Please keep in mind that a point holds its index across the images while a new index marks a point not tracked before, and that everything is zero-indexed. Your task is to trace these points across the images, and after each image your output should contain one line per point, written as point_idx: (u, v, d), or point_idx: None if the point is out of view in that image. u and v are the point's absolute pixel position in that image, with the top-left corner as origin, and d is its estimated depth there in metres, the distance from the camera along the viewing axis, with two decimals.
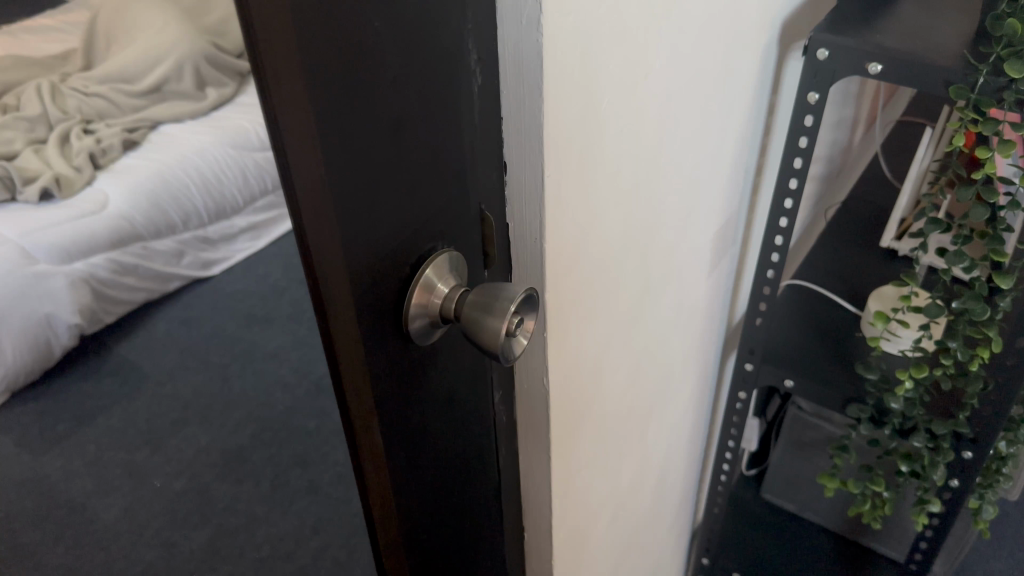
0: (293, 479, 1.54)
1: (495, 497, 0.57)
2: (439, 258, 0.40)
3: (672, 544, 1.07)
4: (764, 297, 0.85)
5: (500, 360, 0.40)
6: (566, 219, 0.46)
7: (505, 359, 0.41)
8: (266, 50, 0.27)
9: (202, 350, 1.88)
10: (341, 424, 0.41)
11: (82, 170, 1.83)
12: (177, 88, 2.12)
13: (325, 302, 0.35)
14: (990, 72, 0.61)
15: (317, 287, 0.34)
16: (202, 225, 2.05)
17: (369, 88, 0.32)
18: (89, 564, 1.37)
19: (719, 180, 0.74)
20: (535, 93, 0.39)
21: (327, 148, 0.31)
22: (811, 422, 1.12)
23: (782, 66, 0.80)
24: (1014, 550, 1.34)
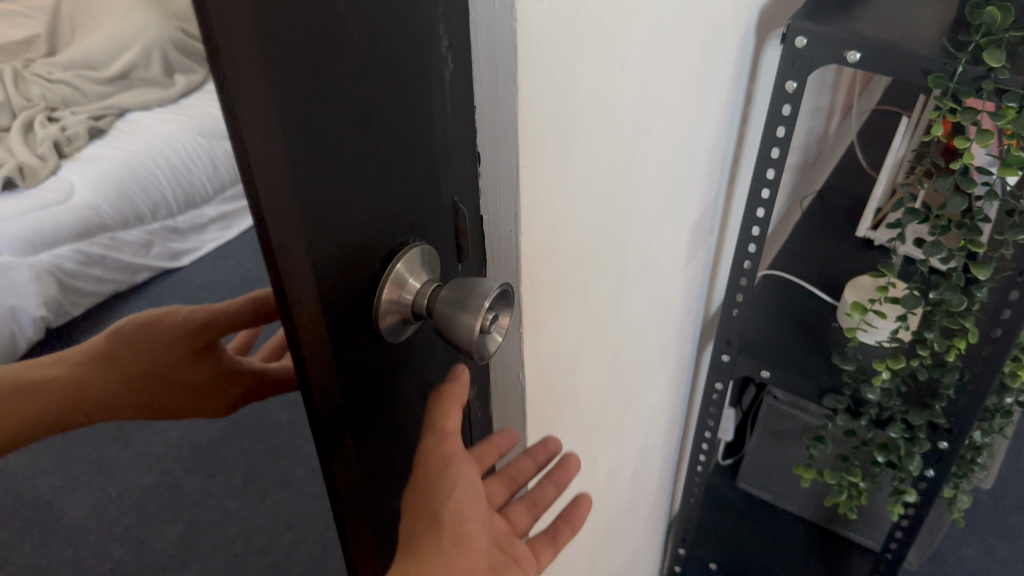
0: (266, 473, 1.52)
1: None
2: (409, 253, 0.39)
3: (649, 534, 1.07)
4: (741, 288, 0.85)
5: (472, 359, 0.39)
6: (542, 212, 0.45)
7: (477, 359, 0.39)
8: (225, 43, 0.26)
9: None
10: (310, 429, 0.39)
11: (47, 158, 1.79)
12: (145, 74, 2.10)
13: (292, 305, 0.33)
14: (969, 61, 0.61)
15: (281, 290, 0.33)
16: (170, 215, 2.00)
17: (333, 77, 0.30)
18: (56, 563, 1.35)
19: (696, 169, 0.73)
20: (510, 79, 0.38)
21: (289, 141, 0.29)
22: (786, 412, 1.12)
23: (759, 55, 0.79)
24: (985, 537, 1.36)
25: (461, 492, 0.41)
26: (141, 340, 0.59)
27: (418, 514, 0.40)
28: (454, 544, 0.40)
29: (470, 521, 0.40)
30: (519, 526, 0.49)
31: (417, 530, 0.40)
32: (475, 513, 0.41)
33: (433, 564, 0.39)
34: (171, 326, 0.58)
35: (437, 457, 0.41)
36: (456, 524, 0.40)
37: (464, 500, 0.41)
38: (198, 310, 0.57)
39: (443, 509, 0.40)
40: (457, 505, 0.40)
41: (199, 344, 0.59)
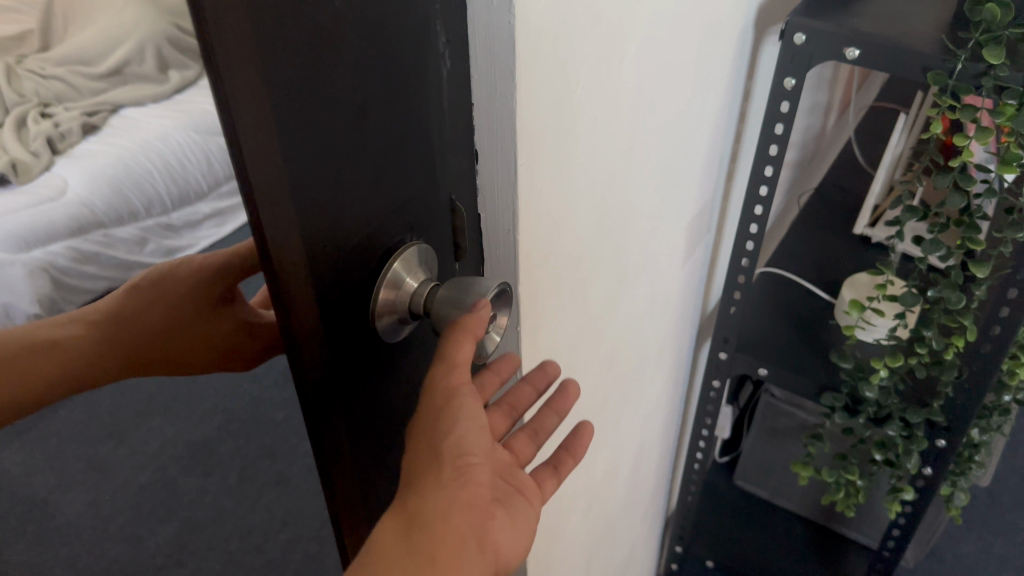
0: (261, 471, 1.51)
1: None
2: (408, 251, 0.38)
3: (646, 532, 1.07)
4: (739, 285, 0.85)
5: (473, 330, 0.37)
6: (540, 209, 0.44)
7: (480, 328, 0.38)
8: (219, 38, 0.25)
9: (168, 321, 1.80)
10: (307, 428, 0.39)
11: (39, 155, 1.79)
12: (139, 70, 2.09)
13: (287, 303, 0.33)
14: (968, 58, 0.60)
15: (276, 288, 0.32)
16: (164, 212, 1.97)
17: (329, 74, 0.30)
18: (51, 561, 1.35)
19: (695, 166, 0.73)
20: (507, 77, 0.37)
21: (284, 138, 0.29)
22: (784, 409, 1.11)
23: (757, 52, 0.79)
24: (982, 534, 1.36)
25: (465, 424, 0.37)
26: (153, 297, 0.56)
27: (420, 448, 0.38)
28: (457, 479, 0.37)
29: (476, 452, 0.38)
30: (522, 458, 0.46)
31: (417, 463, 0.37)
32: (480, 445, 0.38)
33: (433, 498, 0.36)
34: (185, 277, 0.56)
35: (440, 390, 0.38)
36: (458, 456, 0.37)
37: (468, 432, 0.37)
38: (216, 255, 0.55)
39: (444, 443, 0.37)
40: (460, 437, 0.37)
41: (216, 295, 0.57)
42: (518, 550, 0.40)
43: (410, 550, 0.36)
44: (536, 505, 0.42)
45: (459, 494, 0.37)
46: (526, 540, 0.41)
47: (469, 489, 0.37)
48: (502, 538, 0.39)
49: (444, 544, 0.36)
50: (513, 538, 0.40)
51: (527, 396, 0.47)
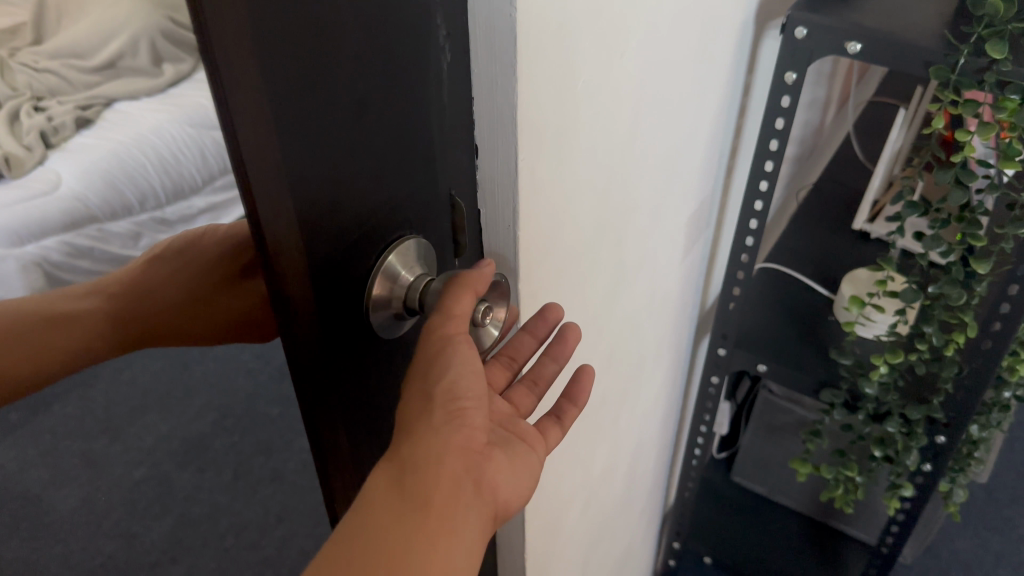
0: (257, 467, 1.51)
1: None
2: (405, 243, 0.37)
3: (645, 526, 1.06)
4: (738, 282, 0.84)
5: (476, 286, 0.38)
6: (540, 205, 0.44)
7: (483, 284, 0.39)
8: (215, 30, 0.24)
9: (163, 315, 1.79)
10: (305, 426, 0.38)
11: (32, 149, 1.78)
12: (132, 64, 2.08)
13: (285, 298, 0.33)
14: (971, 53, 0.60)
15: (274, 282, 0.32)
16: (159, 206, 1.91)
17: (328, 67, 0.29)
18: (45, 558, 1.34)
19: (695, 160, 0.72)
20: (508, 70, 0.37)
21: (282, 132, 0.28)
22: (782, 406, 1.11)
23: (757, 46, 0.78)
24: (979, 530, 1.36)
25: (459, 367, 0.36)
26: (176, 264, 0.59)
27: (413, 394, 0.37)
28: (449, 422, 0.36)
29: (470, 396, 0.37)
30: (522, 409, 0.45)
31: (410, 408, 0.37)
32: (474, 388, 0.37)
33: (426, 440, 0.35)
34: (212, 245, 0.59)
35: (433, 338, 0.37)
36: (450, 399, 0.36)
37: (461, 376, 0.36)
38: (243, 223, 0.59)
39: (436, 388, 0.36)
40: (452, 380, 0.36)
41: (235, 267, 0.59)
42: (519, 495, 0.39)
43: (400, 492, 0.35)
44: (539, 452, 0.41)
45: (453, 437, 0.36)
46: (528, 486, 0.40)
47: (463, 432, 0.36)
48: (501, 480, 0.38)
49: (437, 485, 0.35)
50: (515, 481, 0.39)
51: (528, 347, 0.45)
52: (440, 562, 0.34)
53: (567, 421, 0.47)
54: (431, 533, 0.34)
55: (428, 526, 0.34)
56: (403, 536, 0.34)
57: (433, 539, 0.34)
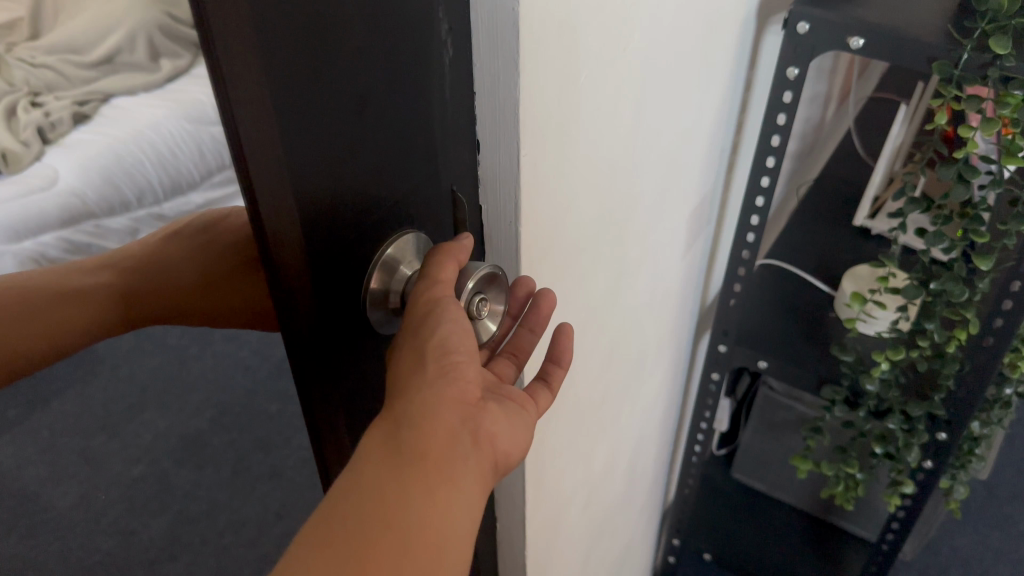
0: (255, 464, 1.51)
1: None
2: (404, 237, 0.37)
3: (645, 523, 1.06)
4: (739, 278, 0.84)
5: (462, 258, 0.38)
6: (543, 201, 0.43)
7: (466, 253, 0.38)
8: (217, 24, 0.24)
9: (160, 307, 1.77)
10: (306, 422, 0.38)
11: (30, 144, 1.78)
12: (130, 59, 2.08)
13: (286, 291, 0.32)
14: (974, 48, 0.60)
15: (274, 272, 0.32)
16: (156, 203, 1.88)
17: (331, 58, 0.29)
18: (43, 555, 1.34)
19: (696, 156, 0.72)
20: (511, 65, 0.36)
21: (284, 125, 0.28)
22: (782, 402, 1.11)
23: (758, 41, 0.77)
24: (979, 526, 1.36)
25: (451, 324, 0.35)
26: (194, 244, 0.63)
27: (403, 351, 0.36)
28: (441, 378, 0.35)
29: (462, 352, 0.36)
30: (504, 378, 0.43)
31: (400, 367, 0.35)
32: (467, 345, 0.36)
33: (418, 399, 0.34)
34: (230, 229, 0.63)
35: (422, 300, 0.36)
36: (442, 354, 0.35)
37: (454, 331, 0.35)
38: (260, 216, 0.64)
39: (428, 343, 0.35)
40: (444, 336, 0.35)
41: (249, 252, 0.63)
42: (518, 446, 0.38)
43: (394, 450, 0.34)
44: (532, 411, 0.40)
45: (444, 392, 0.35)
46: (526, 438, 0.39)
47: (455, 387, 0.35)
48: (500, 431, 0.37)
49: (431, 440, 0.34)
50: (513, 433, 0.38)
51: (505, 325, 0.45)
52: (438, 515, 0.33)
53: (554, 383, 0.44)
54: (428, 488, 0.33)
55: (423, 480, 0.33)
56: (398, 493, 0.33)
57: (430, 493, 0.33)
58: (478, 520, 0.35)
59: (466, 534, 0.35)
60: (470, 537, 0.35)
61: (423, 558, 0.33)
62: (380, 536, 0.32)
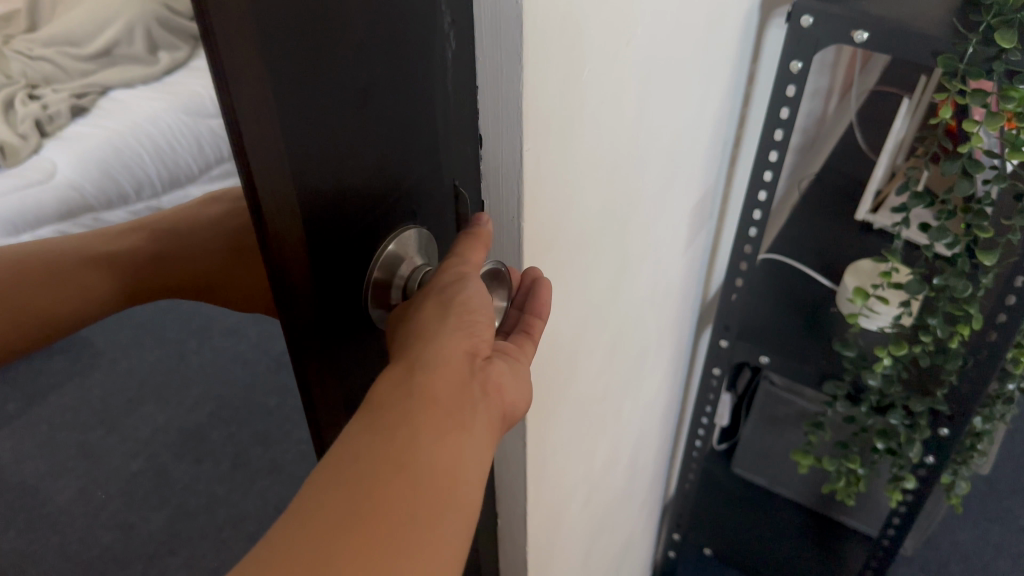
0: (254, 458, 1.51)
1: None
2: (406, 232, 0.37)
3: (645, 518, 1.06)
4: (740, 273, 0.84)
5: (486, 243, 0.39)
6: (545, 196, 0.43)
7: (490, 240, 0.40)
8: (218, 16, 0.24)
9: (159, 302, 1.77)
10: (307, 420, 0.38)
11: (27, 137, 1.77)
12: (128, 52, 2.07)
13: (288, 282, 0.32)
14: (980, 42, 0.59)
15: (275, 265, 0.31)
16: (154, 196, 1.87)
17: (333, 49, 0.28)
18: (42, 549, 1.34)
19: (698, 149, 0.71)
20: (514, 59, 0.36)
21: (284, 117, 0.28)
22: (783, 397, 1.10)
23: (762, 35, 0.77)
24: (980, 522, 1.36)
25: (473, 286, 0.37)
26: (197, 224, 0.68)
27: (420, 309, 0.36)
28: (461, 332, 0.36)
29: (481, 313, 0.37)
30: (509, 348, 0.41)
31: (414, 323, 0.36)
32: (484, 302, 0.37)
33: (437, 348, 0.35)
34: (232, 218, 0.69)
35: (449, 271, 0.37)
36: (465, 310, 0.36)
37: (477, 293, 0.37)
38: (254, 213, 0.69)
39: (450, 298, 0.36)
40: (467, 295, 0.36)
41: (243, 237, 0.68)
42: (523, 399, 0.39)
43: (407, 393, 0.33)
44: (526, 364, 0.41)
45: (460, 346, 0.36)
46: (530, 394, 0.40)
47: (469, 343, 0.36)
48: (505, 382, 0.38)
49: (443, 386, 0.34)
50: (518, 388, 0.39)
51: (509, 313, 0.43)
52: (448, 458, 0.33)
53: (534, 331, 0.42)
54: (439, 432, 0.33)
55: (438, 424, 0.33)
56: (410, 433, 0.32)
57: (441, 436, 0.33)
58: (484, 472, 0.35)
59: (476, 483, 0.34)
60: (479, 486, 0.34)
61: (437, 497, 0.32)
62: (394, 471, 0.31)
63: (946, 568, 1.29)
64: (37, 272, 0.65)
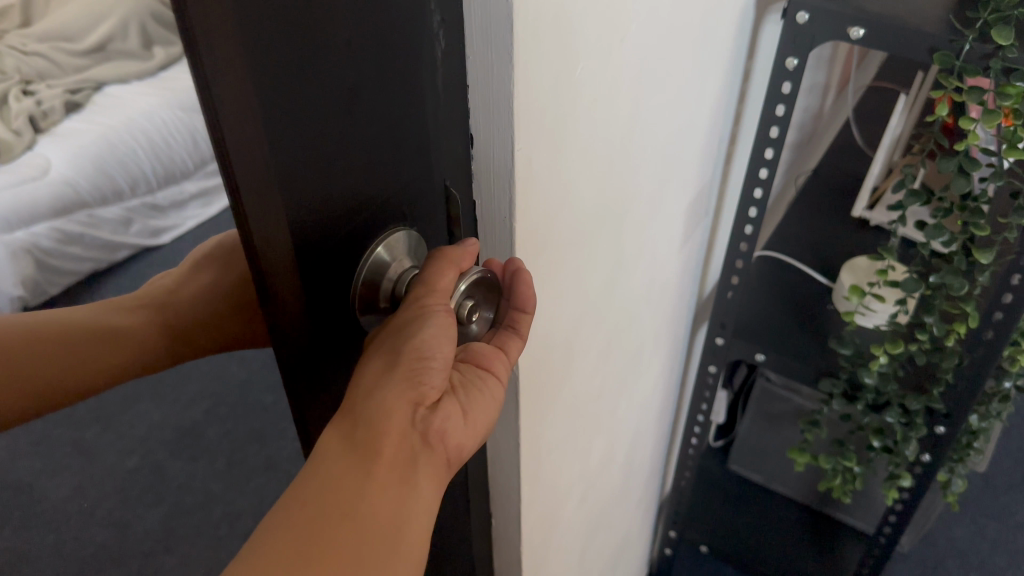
0: (250, 456, 1.50)
1: (464, 503, 0.54)
2: (395, 235, 0.36)
3: (641, 516, 1.06)
4: (736, 270, 0.83)
5: (460, 264, 0.38)
6: (537, 196, 0.43)
7: (468, 261, 0.38)
8: (201, 25, 0.23)
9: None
10: (295, 421, 0.38)
11: (21, 133, 1.75)
12: (122, 47, 2.08)
13: (270, 295, 0.32)
14: (975, 39, 0.59)
15: (260, 277, 0.31)
16: (149, 190, 1.90)
17: (317, 51, 0.28)
18: (37, 548, 1.33)
19: (693, 148, 0.71)
20: (505, 59, 0.35)
21: (266, 118, 0.27)
22: (780, 394, 1.10)
23: (757, 31, 0.76)
24: (976, 518, 1.37)
25: (433, 327, 0.35)
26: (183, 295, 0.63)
27: (378, 353, 0.35)
28: (411, 383, 0.35)
29: (438, 356, 0.35)
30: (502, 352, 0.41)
31: (369, 367, 0.35)
32: (443, 345, 0.35)
33: (387, 400, 0.34)
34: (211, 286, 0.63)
35: (411, 305, 0.35)
36: (417, 358, 0.34)
37: (435, 339, 0.35)
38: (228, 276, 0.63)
39: (404, 346, 0.34)
40: (422, 340, 0.34)
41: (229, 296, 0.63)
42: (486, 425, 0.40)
43: (352, 447, 0.34)
44: (501, 376, 0.41)
45: (410, 394, 0.35)
46: (496, 412, 0.40)
47: (420, 390, 0.35)
48: (470, 415, 0.38)
49: (388, 440, 0.34)
50: (482, 415, 0.39)
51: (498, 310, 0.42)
52: (390, 510, 0.34)
53: (523, 327, 0.42)
54: (382, 485, 0.34)
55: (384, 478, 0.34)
56: (354, 489, 0.33)
57: (383, 490, 0.34)
58: (434, 510, 0.36)
59: (422, 527, 0.35)
60: (427, 528, 0.35)
61: (378, 549, 0.33)
62: (336, 528, 0.32)
63: (942, 565, 1.29)
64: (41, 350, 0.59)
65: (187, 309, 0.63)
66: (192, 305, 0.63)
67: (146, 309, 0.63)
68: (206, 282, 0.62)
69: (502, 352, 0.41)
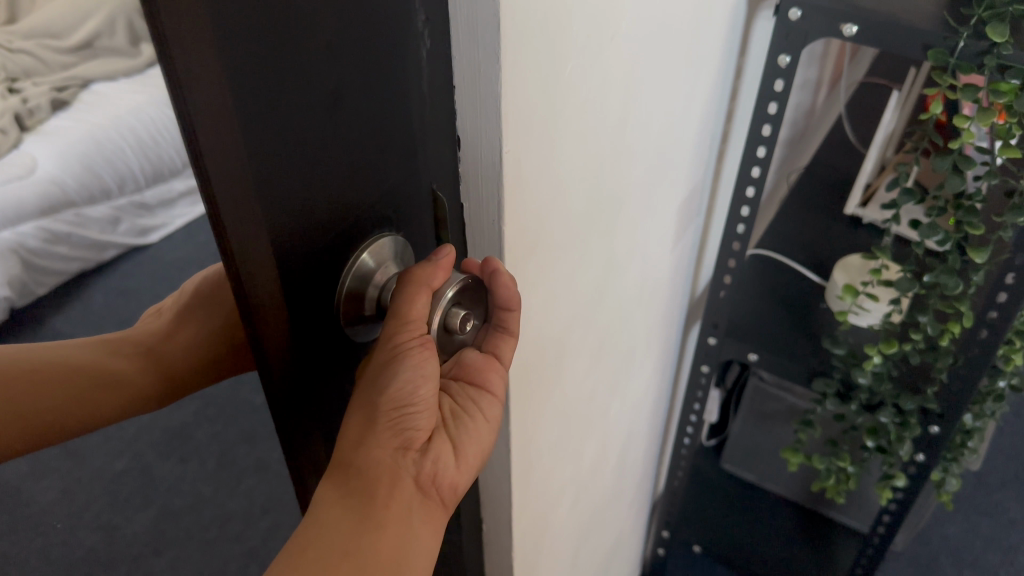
0: (240, 457, 1.49)
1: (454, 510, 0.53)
2: (380, 242, 0.35)
3: (634, 517, 1.05)
4: (729, 269, 0.82)
5: (435, 282, 0.36)
6: (526, 196, 0.41)
7: (441, 277, 0.36)
8: (174, 39, 0.22)
9: (143, 299, 1.74)
10: (284, 449, 0.38)
11: (7, 132, 1.72)
12: (110, 44, 2.06)
13: (255, 322, 0.31)
14: (970, 36, 0.58)
15: (245, 301, 0.30)
16: (137, 190, 1.88)
17: (294, 59, 0.27)
18: (24, 551, 1.32)
19: (684, 148, 0.70)
20: (492, 58, 0.34)
21: (246, 128, 0.26)
22: (773, 393, 1.09)
23: (749, 30, 0.76)
24: (970, 515, 1.37)
25: (408, 373, 0.35)
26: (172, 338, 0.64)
27: (358, 403, 0.36)
28: (394, 429, 0.36)
29: (416, 400, 0.36)
30: (500, 358, 0.41)
31: (353, 419, 0.36)
32: (419, 391, 0.35)
33: (371, 454, 0.36)
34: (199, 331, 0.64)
35: (386, 346, 0.35)
36: (395, 408, 0.35)
37: (410, 384, 0.35)
38: (213, 321, 0.63)
39: (381, 400, 0.35)
40: (397, 389, 0.35)
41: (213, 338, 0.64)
42: (483, 444, 0.41)
43: (348, 493, 0.36)
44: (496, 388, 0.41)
45: (394, 441, 0.36)
46: (493, 428, 0.42)
47: (404, 435, 0.36)
48: (461, 445, 0.40)
49: (378, 489, 0.36)
50: (476, 437, 0.40)
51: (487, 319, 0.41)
52: (391, 545, 0.36)
53: (514, 325, 0.41)
54: (382, 524, 0.36)
55: (379, 520, 0.36)
56: (354, 532, 0.36)
57: (382, 529, 0.36)
58: (435, 538, 0.38)
59: (424, 555, 0.38)
60: (429, 555, 0.38)
61: None
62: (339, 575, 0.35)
63: (935, 562, 1.29)
64: (36, 391, 0.60)
65: (178, 353, 0.64)
66: (184, 355, 0.64)
67: (138, 356, 0.64)
68: (193, 330, 0.63)
69: (497, 360, 0.41)
